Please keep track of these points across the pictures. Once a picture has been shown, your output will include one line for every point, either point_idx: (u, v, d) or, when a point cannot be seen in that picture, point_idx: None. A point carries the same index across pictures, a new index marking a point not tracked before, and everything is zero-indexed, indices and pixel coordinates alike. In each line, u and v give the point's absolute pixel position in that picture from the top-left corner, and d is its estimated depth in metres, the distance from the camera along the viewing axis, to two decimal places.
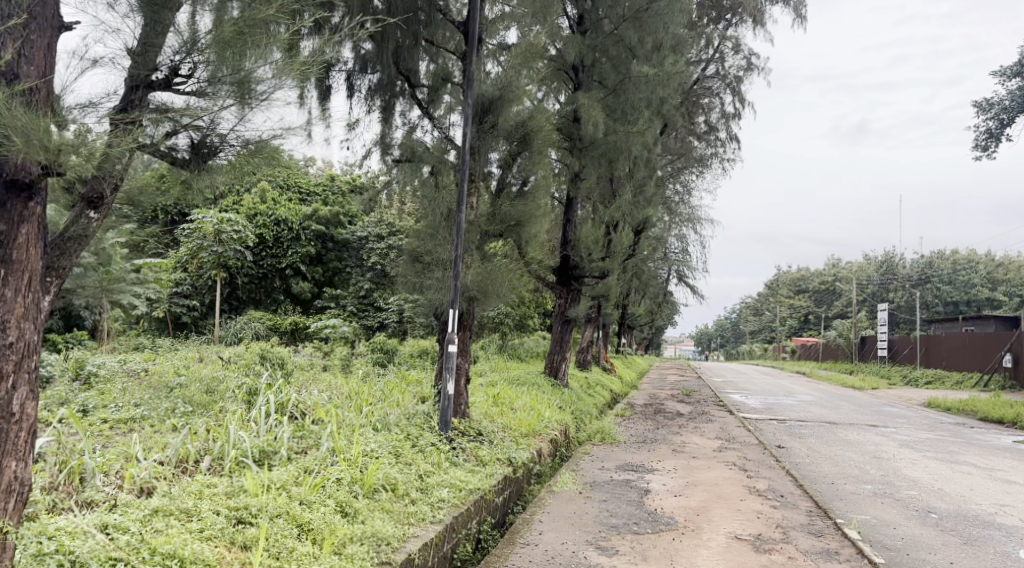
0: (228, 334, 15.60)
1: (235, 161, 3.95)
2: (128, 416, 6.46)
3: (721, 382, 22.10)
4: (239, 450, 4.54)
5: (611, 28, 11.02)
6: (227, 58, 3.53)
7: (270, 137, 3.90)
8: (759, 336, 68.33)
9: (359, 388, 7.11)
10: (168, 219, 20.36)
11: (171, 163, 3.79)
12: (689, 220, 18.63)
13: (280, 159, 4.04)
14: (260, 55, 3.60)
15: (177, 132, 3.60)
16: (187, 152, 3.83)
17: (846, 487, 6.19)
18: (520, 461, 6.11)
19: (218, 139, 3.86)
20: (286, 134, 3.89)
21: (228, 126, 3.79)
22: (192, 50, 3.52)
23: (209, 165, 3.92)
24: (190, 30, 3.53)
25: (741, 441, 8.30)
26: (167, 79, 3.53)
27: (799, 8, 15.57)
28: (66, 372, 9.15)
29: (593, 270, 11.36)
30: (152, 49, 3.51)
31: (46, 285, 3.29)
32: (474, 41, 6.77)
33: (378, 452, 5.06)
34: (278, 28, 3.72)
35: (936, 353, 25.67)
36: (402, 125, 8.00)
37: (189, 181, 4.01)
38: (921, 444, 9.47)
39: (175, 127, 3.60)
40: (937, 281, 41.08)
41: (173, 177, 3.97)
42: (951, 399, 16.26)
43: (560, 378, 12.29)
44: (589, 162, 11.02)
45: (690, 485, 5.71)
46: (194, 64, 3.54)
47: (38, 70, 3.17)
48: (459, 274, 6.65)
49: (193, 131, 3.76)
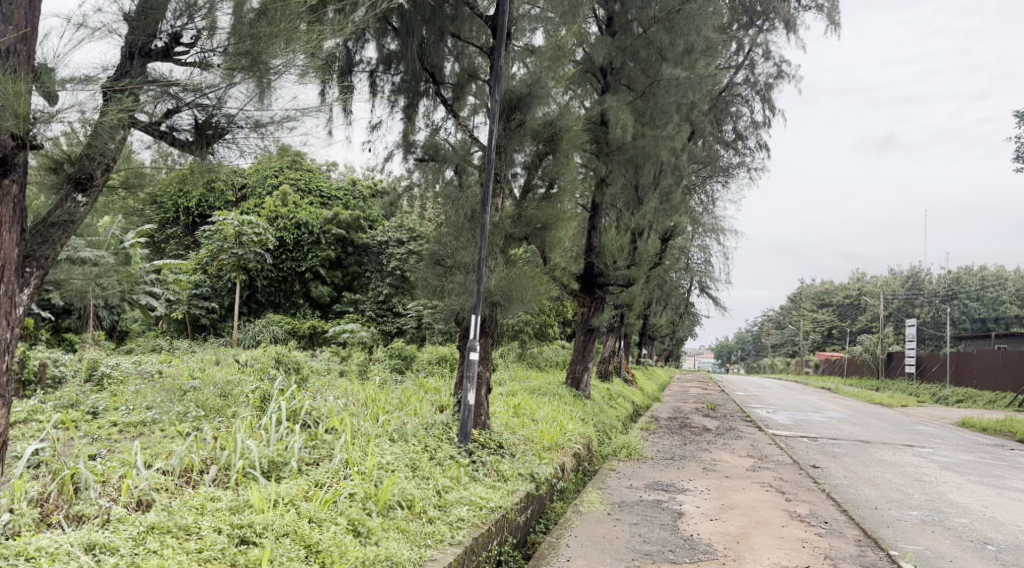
0: (246, 337, 15.48)
1: (242, 143, 4.19)
2: (139, 420, 6.26)
3: (745, 396, 21.55)
4: (246, 460, 4.26)
5: (642, 30, 10.67)
6: (244, 40, 3.85)
7: (285, 121, 4.12)
8: (782, 350, 67.37)
9: (376, 395, 6.83)
10: (189, 221, 20.28)
11: (171, 142, 4.08)
12: (713, 230, 18.25)
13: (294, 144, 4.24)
14: (279, 39, 3.88)
15: (179, 110, 3.95)
16: (189, 132, 4.09)
17: (891, 513, 5.79)
18: (543, 476, 5.79)
19: (225, 120, 4.11)
20: (300, 118, 4.10)
21: (237, 106, 4.05)
22: (196, 21, 3.87)
23: (211, 146, 4.18)
24: (194, 2, 3.84)
25: (774, 460, 7.89)
26: (167, 48, 3.92)
27: (832, 14, 15.19)
28: (79, 373, 8.97)
29: (617, 278, 10.98)
30: (148, 17, 3.82)
31: (27, 272, 3.84)
32: (503, 35, 6.47)
33: (394, 464, 4.75)
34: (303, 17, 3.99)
35: (965, 371, 24.95)
36: (425, 126, 7.71)
37: (195, 165, 4.26)
38: (961, 466, 9.01)
39: (177, 105, 3.95)
40: (964, 297, 40.25)
41: (181, 163, 4.24)
42: (985, 419, 15.67)
43: (582, 389, 11.89)
44: (616, 168, 10.71)
45: (726, 508, 5.35)
46: (201, 41, 3.91)
47: (17, 30, 3.50)
48: (483, 279, 6.34)
49: (196, 109, 4.02)
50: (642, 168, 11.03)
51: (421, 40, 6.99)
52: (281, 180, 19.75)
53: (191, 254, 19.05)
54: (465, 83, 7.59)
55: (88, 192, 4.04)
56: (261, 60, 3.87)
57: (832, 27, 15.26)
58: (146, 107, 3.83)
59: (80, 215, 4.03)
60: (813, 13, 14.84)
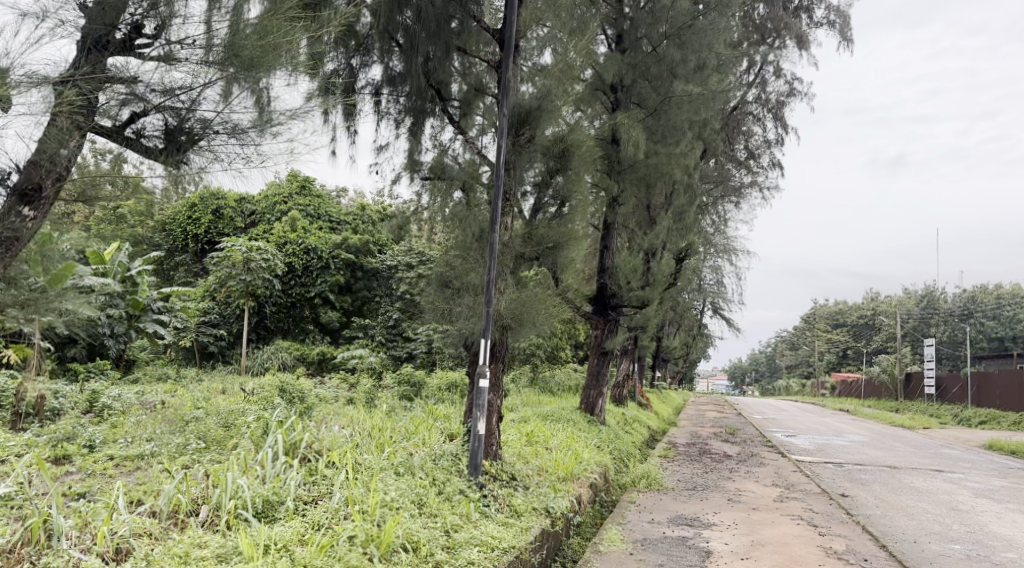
0: (254, 364, 15.20)
1: (209, 144, 4.69)
2: (137, 452, 6.01)
3: (763, 419, 21.02)
4: (238, 500, 3.97)
5: (652, 46, 10.45)
6: (239, 59, 4.44)
7: (272, 124, 4.66)
8: (798, 371, 66.50)
9: (382, 424, 6.52)
10: (198, 248, 20.00)
11: (138, 146, 4.60)
12: (727, 250, 17.90)
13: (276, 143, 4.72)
14: (272, 58, 4.52)
15: (145, 112, 4.49)
16: (160, 138, 4.62)
17: (932, 547, 5.38)
18: (558, 511, 5.46)
19: (199, 126, 4.64)
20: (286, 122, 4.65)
21: (209, 111, 4.60)
22: (164, 29, 4.42)
23: (178, 149, 4.67)
24: (163, 7, 4.38)
25: (801, 489, 7.47)
26: (126, 39, 4.39)
27: (844, 31, 14.96)
28: (78, 405, 8.71)
29: (631, 300, 10.71)
30: (110, 9, 4.31)
31: None
32: (510, 47, 6.25)
33: (398, 502, 4.42)
34: (291, 39, 4.63)
35: (987, 391, 24.32)
36: (432, 147, 7.44)
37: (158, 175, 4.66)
38: (998, 493, 8.52)
39: (145, 109, 4.49)
40: (981, 316, 39.51)
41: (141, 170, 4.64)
42: (1014, 441, 15.10)
43: (596, 416, 11.48)
44: (627, 187, 10.50)
45: (756, 546, 4.98)
46: (167, 46, 4.43)
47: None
48: (492, 301, 6.01)
49: (168, 114, 4.57)
50: (655, 187, 10.79)
51: (426, 56, 6.75)
52: (290, 206, 19.65)
53: (199, 282, 18.86)
54: (473, 97, 7.33)
55: (39, 205, 4.56)
56: (251, 68, 4.47)
57: (844, 44, 15.03)
58: (111, 110, 4.40)
59: (31, 226, 4.57)
60: (824, 29, 14.61)
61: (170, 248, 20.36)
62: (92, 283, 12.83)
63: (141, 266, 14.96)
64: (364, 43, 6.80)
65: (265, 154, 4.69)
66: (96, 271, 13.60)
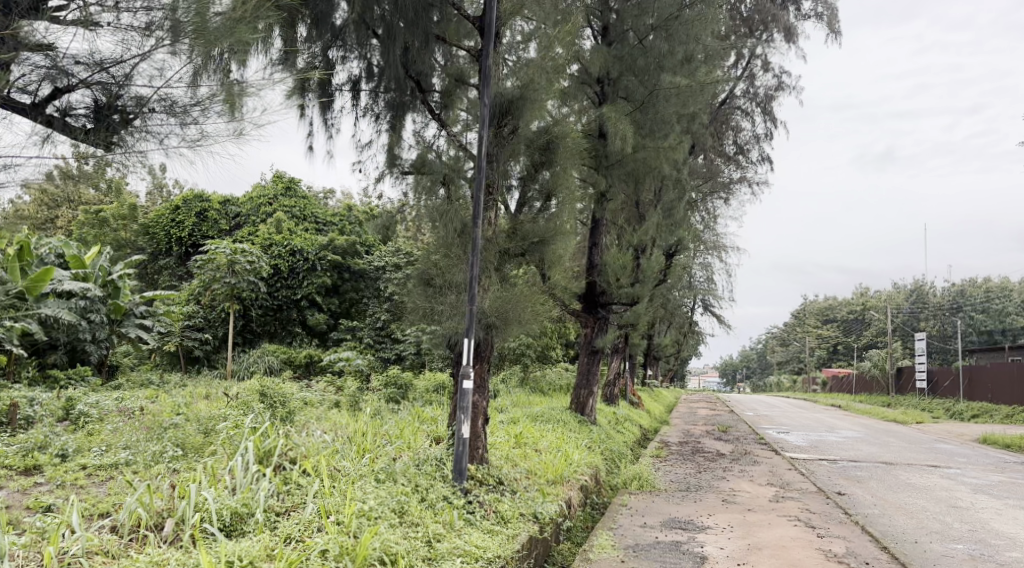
0: (240, 369, 14.90)
1: (145, 124, 4.29)
2: (111, 462, 5.76)
3: (755, 416, 20.87)
4: (204, 513, 3.77)
5: (638, 38, 10.24)
6: (184, 34, 4.09)
7: (214, 98, 4.31)
8: (788, 367, 66.60)
9: (365, 427, 6.29)
10: (181, 251, 19.65)
11: (61, 122, 4.14)
12: (716, 246, 17.76)
13: (234, 120, 4.32)
14: (223, 37, 4.18)
15: (70, 89, 4.11)
16: (88, 117, 4.21)
17: (934, 547, 5.19)
18: (547, 517, 5.26)
19: (133, 103, 4.24)
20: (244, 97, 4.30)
21: (144, 86, 4.21)
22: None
23: (108, 129, 4.23)
24: None
25: (797, 488, 7.28)
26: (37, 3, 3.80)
27: (833, 23, 14.82)
28: (53, 414, 8.42)
29: (621, 297, 10.46)
30: None
31: None
32: (491, 34, 6.02)
33: (377, 511, 4.19)
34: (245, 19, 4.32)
35: (978, 384, 24.28)
36: (414, 143, 7.23)
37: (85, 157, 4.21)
38: (996, 488, 8.35)
39: (70, 85, 4.11)
40: (969, 310, 39.62)
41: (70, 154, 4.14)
42: (1008, 435, 14.97)
43: (587, 415, 11.19)
44: (615, 182, 10.29)
45: (753, 550, 4.78)
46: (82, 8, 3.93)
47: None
48: (475, 299, 5.79)
49: (96, 90, 4.18)
50: (644, 182, 10.56)
51: (404, 47, 6.51)
52: (275, 208, 19.42)
53: (183, 285, 18.56)
54: (453, 88, 7.10)
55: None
56: (185, 34, 4.09)
57: (833, 37, 14.90)
58: (23, 86, 4.01)
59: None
60: (812, 21, 14.46)
61: (153, 252, 20.00)
62: (72, 287, 12.50)
63: (123, 270, 14.59)
64: (338, 32, 6.48)
65: (209, 133, 4.31)
66: (75, 275, 13.21)
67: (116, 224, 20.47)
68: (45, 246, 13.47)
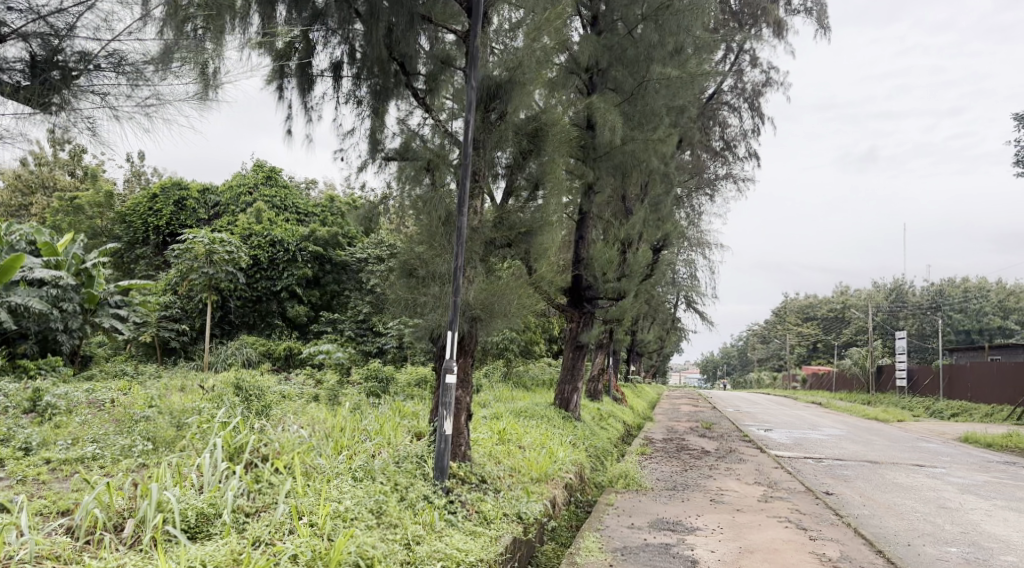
0: (217, 360, 14.49)
1: (88, 81, 4.55)
2: (77, 455, 5.49)
3: (737, 413, 20.80)
4: (166, 514, 3.55)
5: (628, 29, 10.06)
6: None
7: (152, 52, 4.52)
8: (768, 364, 67.10)
9: (344, 422, 6.04)
10: (159, 240, 19.21)
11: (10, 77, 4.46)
12: (701, 242, 17.67)
13: (174, 76, 4.52)
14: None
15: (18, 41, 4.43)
16: (33, 74, 4.48)
17: (928, 551, 5.06)
18: (531, 517, 5.08)
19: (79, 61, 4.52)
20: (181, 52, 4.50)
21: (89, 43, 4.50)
22: None
23: (51, 87, 4.49)
24: None
25: (785, 487, 7.13)
26: None
27: (821, 19, 14.72)
28: (19, 405, 8.07)
29: (607, 291, 10.35)
30: None
31: None
32: (479, 13, 5.78)
33: (354, 512, 3.99)
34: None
35: (957, 383, 24.44)
36: (397, 129, 6.97)
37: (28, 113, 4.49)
38: (983, 489, 8.26)
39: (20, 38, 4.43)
40: (947, 309, 40.03)
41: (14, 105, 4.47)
42: (989, 434, 14.99)
43: (571, 412, 11.00)
44: (603, 174, 10.08)
45: (745, 553, 4.63)
46: None
47: None
48: (459, 291, 5.57)
49: (42, 43, 4.47)
50: (632, 175, 10.36)
51: (389, 27, 6.24)
52: (255, 197, 19.11)
53: (160, 275, 18.15)
54: (438, 72, 6.84)
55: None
56: None
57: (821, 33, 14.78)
58: None
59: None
60: (801, 17, 14.34)
61: (130, 241, 19.49)
62: (42, 274, 12.16)
63: (97, 258, 14.18)
64: (320, 13, 6.14)
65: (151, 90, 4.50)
66: (47, 262, 12.84)
67: (92, 212, 20.00)
68: (16, 232, 13.12)
